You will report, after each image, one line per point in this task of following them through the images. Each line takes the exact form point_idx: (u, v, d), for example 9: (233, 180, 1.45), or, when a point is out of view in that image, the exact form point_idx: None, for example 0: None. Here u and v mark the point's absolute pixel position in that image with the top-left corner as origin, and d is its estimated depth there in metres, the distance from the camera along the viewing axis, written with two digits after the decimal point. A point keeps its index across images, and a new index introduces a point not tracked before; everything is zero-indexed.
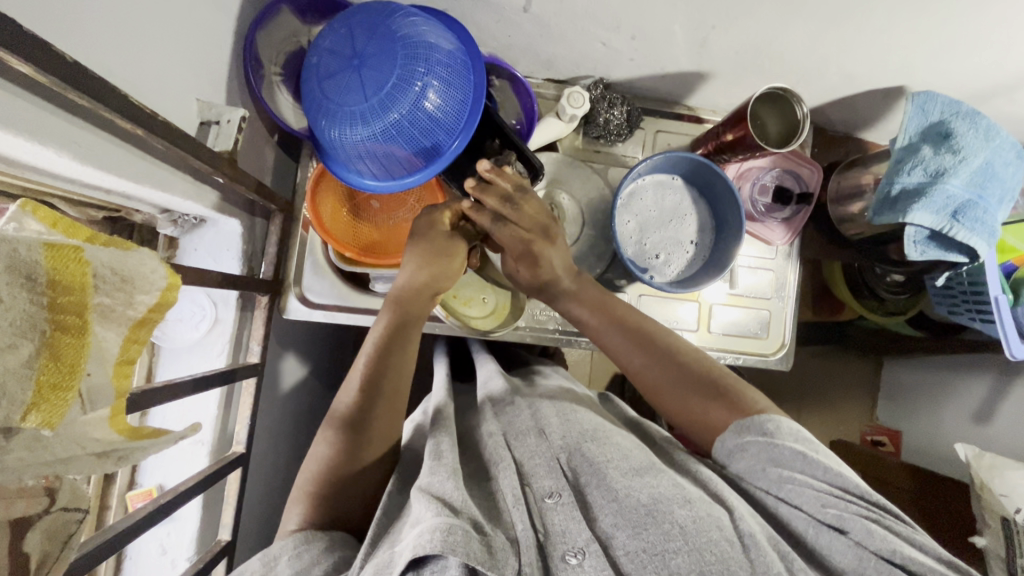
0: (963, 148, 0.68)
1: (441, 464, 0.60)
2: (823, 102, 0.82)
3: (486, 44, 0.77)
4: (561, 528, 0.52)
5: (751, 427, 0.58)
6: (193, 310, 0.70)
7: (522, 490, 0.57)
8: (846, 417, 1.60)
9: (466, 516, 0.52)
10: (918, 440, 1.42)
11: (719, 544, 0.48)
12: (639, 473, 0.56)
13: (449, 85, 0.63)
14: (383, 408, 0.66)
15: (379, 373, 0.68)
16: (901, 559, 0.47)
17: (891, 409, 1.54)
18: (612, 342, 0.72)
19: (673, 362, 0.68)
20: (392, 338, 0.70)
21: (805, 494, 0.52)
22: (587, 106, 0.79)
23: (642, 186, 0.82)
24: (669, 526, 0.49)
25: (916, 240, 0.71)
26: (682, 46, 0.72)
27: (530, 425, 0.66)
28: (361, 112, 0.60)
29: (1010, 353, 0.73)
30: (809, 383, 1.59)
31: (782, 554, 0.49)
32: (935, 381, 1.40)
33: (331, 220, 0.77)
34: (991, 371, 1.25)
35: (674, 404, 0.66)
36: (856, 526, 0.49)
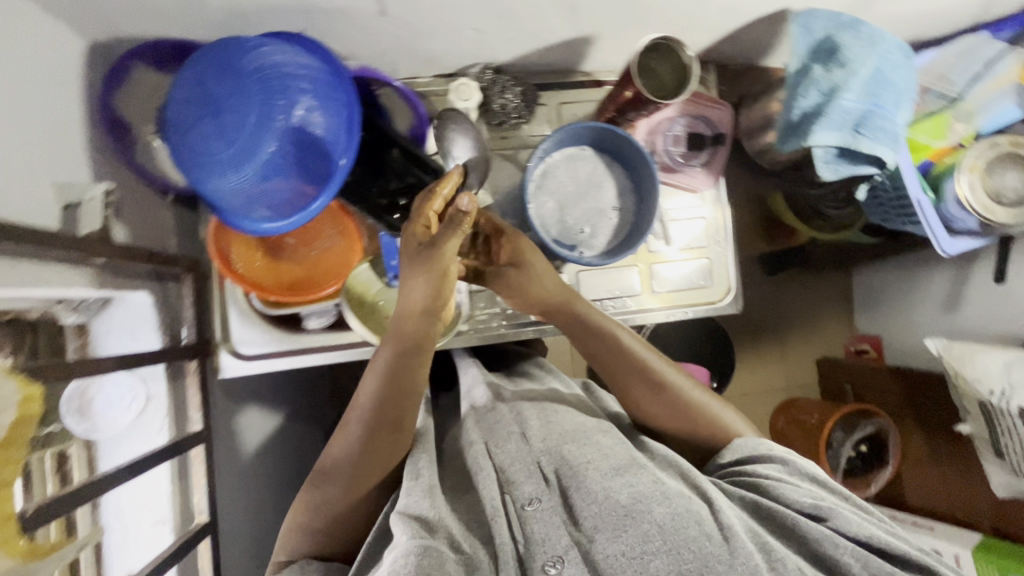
0: (850, 60, 0.67)
1: (416, 483, 0.60)
2: (714, 39, 0.80)
3: (360, 54, 0.74)
4: (541, 536, 0.53)
5: (747, 449, 0.65)
6: (120, 393, 0.66)
7: (502, 498, 0.58)
8: (827, 334, 1.62)
9: (443, 534, 0.53)
10: (899, 342, 1.44)
11: (697, 541, 0.50)
12: (620, 471, 0.58)
13: (321, 109, 0.61)
14: (385, 427, 0.64)
15: (380, 407, 0.64)
16: (872, 543, 0.54)
17: (868, 316, 1.56)
18: (626, 379, 0.71)
19: (681, 401, 0.70)
20: (393, 379, 0.64)
21: (787, 489, 0.58)
22: (478, 95, 0.76)
23: (554, 164, 0.80)
24: (647, 526, 0.51)
25: (827, 160, 0.70)
26: (554, 14, 0.69)
27: (511, 429, 0.65)
28: (230, 159, 0.58)
29: (942, 251, 0.75)
30: (786, 311, 1.60)
31: (762, 546, 0.52)
32: (902, 281, 1.41)
33: (247, 267, 0.75)
34: (951, 262, 1.26)
35: (677, 430, 0.70)
36: (835, 515, 0.55)
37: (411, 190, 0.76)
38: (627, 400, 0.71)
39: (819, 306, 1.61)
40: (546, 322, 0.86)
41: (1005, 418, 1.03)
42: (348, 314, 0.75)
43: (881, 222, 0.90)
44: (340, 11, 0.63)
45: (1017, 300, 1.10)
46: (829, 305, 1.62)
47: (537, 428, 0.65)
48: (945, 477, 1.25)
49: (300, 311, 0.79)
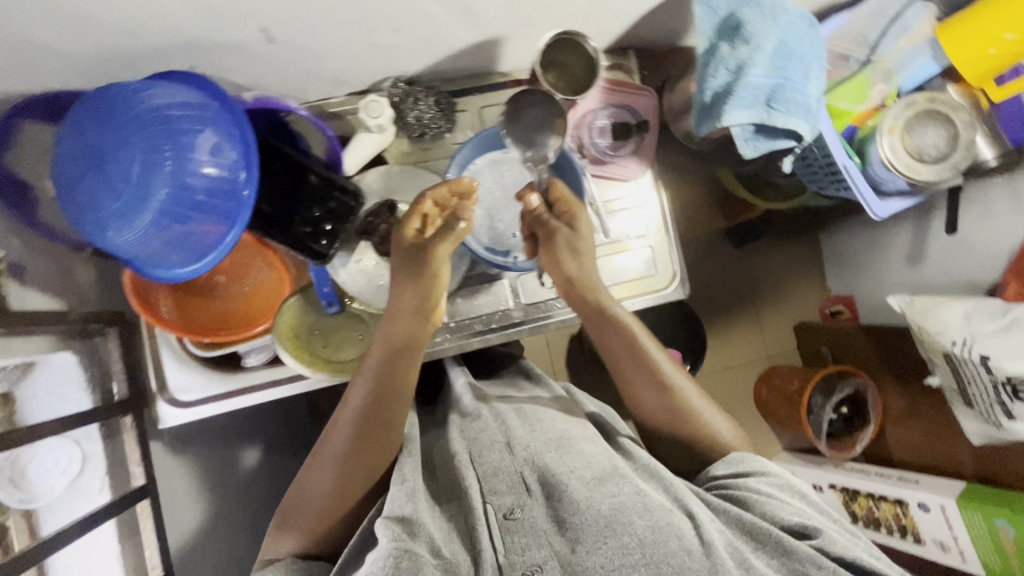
0: (753, 35, 0.66)
1: (401, 488, 0.61)
2: (626, 26, 0.79)
3: (262, 83, 0.72)
4: (521, 546, 0.55)
5: (739, 464, 0.67)
6: (55, 456, 0.64)
7: (483, 508, 0.58)
8: (801, 298, 1.61)
9: (424, 538, 0.55)
10: (871, 300, 1.42)
11: (676, 555, 0.52)
12: (601, 482, 0.59)
13: (215, 147, 0.60)
14: (374, 430, 0.66)
15: (376, 408, 0.66)
16: (857, 565, 0.53)
17: (840, 277, 1.54)
18: (636, 378, 0.73)
19: (678, 409, 0.72)
20: (382, 386, 0.67)
21: (775, 507, 0.59)
22: (389, 111, 0.74)
23: (478, 171, 0.78)
24: (627, 539, 0.53)
25: (746, 138, 0.69)
26: (452, 21, 0.68)
27: (495, 439, 0.66)
28: (121, 210, 0.56)
29: (873, 214, 0.75)
30: (759, 280, 1.58)
31: (740, 563, 0.53)
32: (868, 239, 1.39)
33: (177, 312, 0.74)
34: (910, 216, 1.25)
35: (674, 431, 0.73)
36: (820, 534, 0.56)
37: (334, 214, 0.74)
38: (634, 394, 0.74)
39: (792, 271, 1.59)
40: (490, 330, 0.84)
41: (966, 368, 1.02)
42: (280, 351, 0.74)
43: (817, 191, 0.89)
44: (224, 44, 0.61)
45: (977, 248, 1.10)
46: (800, 270, 1.60)
47: (521, 435, 0.66)
48: (926, 429, 1.22)
49: (238, 349, 0.77)
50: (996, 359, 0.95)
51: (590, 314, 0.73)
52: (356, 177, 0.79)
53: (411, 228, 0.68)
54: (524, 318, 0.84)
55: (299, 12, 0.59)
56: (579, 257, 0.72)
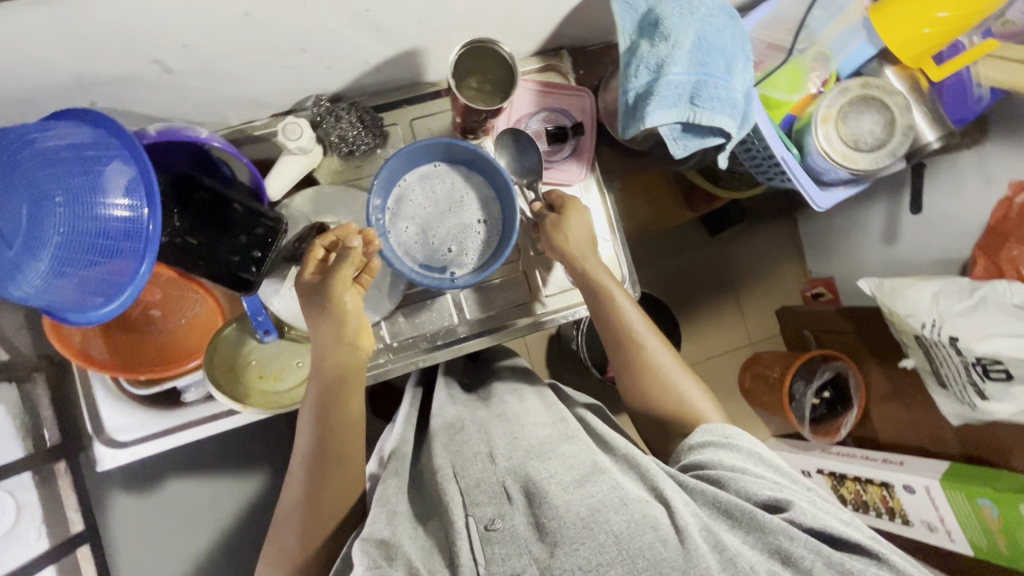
0: (671, 32, 0.63)
1: (382, 510, 0.58)
2: (551, 26, 0.76)
3: (176, 113, 0.70)
4: (501, 556, 0.51)
5: (714, 431, 0.63)
6: None
7: (465, 520, 0.54)
8: (781, 282, 1.53)
9: (402, 561, 0.50)
10: (850, 281, 1.37)
11: (652, 547, 0.48)
12: (580, 482, 0.55)
13: (120, 188, 0.59)
14: (329, 466, 0.64)
15: (322, 440, 0.65)
16: (826, 533, 0.52)
17: (818, 259, 1.47)
18: (610, 334, 0.73)
19: (653, 370, 0.70)
20: (321, 411, 0.66)
21: (747, 482, 0.55)
22: (309, 131, 0.73)
23: (408, 186, 0.77)
24: (605, 536, 0.49)
25: (675, 137, 0.66)
26: (360, 36, 0.65)
27: (479, 449, 0.63)
28: (17, 259, 0.53)
29: (816, 207, 0.72)
30: (737, 266, 1.51)
31: (716, 548, 0.49)
32: (840, 220, 1.35)
33: (110, 351, 0.73)
34: (882, 194, 1.20)
35: (648, 401, 0.70)
36: (791, 506, 0.53)
37: (261, 242, 0.72)
38: (614, 353, 0.73)
39: (772, 255, 1.52)
40: (436, 348, 0.81)
41: (938, 350, 0.98)
42: (213, 388, 0.72)
43: (765, 180, 0.86)
44: (119, 79, 0.59)
45: (952, 225, 1.05)
46: (782, 253, 1.52)
47: (504, 445, 0.63)
48: (909, 409, 1.17)
49: (176, 384, 0.76)
50: (965, 340, 0.91)
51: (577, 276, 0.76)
52: (284, 202, 0.78)
53: (311, 262, 0.68)
54: (470, 333, 0.83)
55: (190, 42, 0.56)
56: (566, 238, 0.75)
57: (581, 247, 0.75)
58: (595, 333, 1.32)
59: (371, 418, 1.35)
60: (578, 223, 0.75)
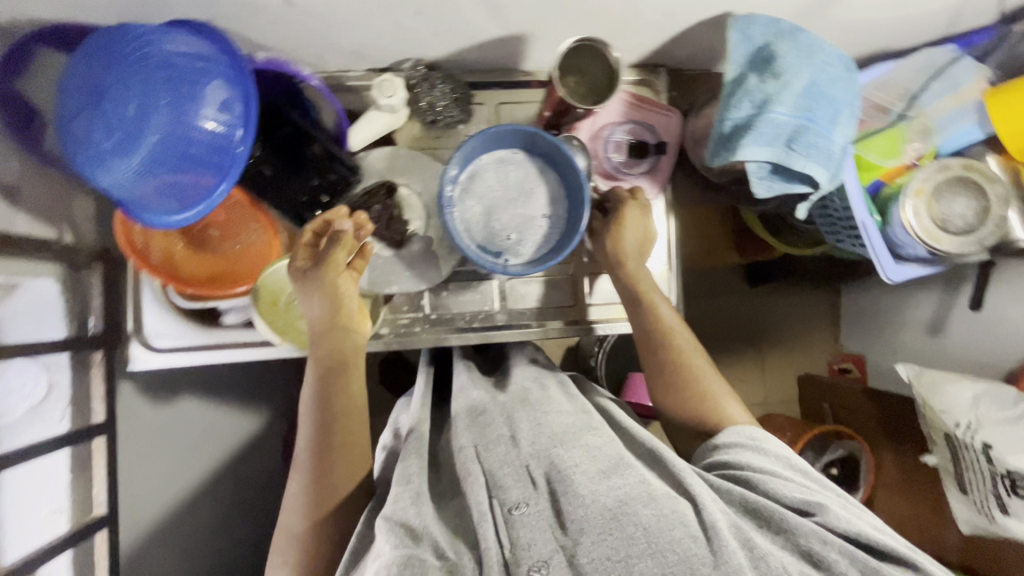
0: (784, 71, 0.63)
1: (405, 489, 0.59)
2: (659, 42, 0.77)
3: (279, 45, 0.71)
4: (526, 541, 0.51)
5: (739, 434, 0.65)
6: (24, 379, 0.65)
7: (488, 503, 0.56)
8: (810, 349, 1.50)
9: (429, 541, 0.52)
10: (882, 363, 1.32)
11: (682, 543, 0.48)
12: (607, 474, 0.56)
13: (213, 102, 0.60)
14: (337, 449, 0.66)
15: (328, 422, 0.67)
16: (859, 539, 0.53)
17: (854, 334, 1.44)
18: (644, 334, 0.74)
19: (682, 381, 0.71)
20: (325, 390, 0.68)
21: (776, 484, 0.57)
22: (402, 91, 0.74)
23: (482, 167, 0.77)
24: (633, 529, 0.49)
25: (760, 176, 0.65)
26: (475, 12, 0.66)
27: (503, 433, 0.64)
28: (114, 148, 0.57)
29: (885, 278, 0.71)
30: (770, 323, 1.48)
31: (745, 544, 0.50)
32: (885, 301, 1.31)
33: (164, 259, 0.74)
34: (937, 284, 1.16)
35: (673, 403, 0.71)
36: (821, 509, 0.54)
37: (333, 187, 0.75)
38: (646, 353, 0.75)
39: (807, 319, 1.48)
40: (471, 329, 0.82)
41: (969, 455, 0.94)
42: (256, 318, 0.75)
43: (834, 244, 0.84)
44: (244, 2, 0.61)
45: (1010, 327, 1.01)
46: (816, 320, 1.49)
47: (528, 430, 0.63)
48: (913, 504, 1.13)
49: (218, 305, 0.78)
50: (999, 450, 0.88)
51: (620, 284, 0.77)
52: (361, 154, 0.78)
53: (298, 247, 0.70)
54: (507, 322, 0.83)
55: None
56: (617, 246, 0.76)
57: (625, 253, 0.76)
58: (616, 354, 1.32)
59: (377, 383, 1.36)
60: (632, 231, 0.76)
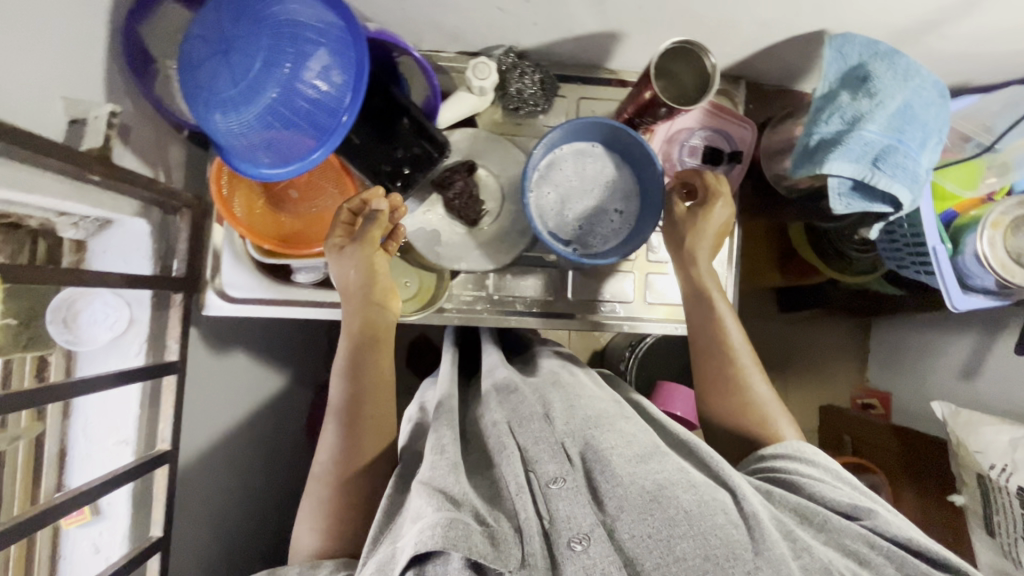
0: (879, 91, 0.64)
1: (441, 458, 0.59)
2: (747, 53, 0.78)
3: (385, 19, 0.74)
4: (565, 513, 0.51)
5: (789, 446, 0.66)
6: (106, 311, 0.70)
7: (526, 476, 0.56)
8: (836, 380, 1.49)
9: (468, 508, 0.52)
10: (910, 401, 1.31)
11: (724, 528, 0.48)
12: (644, 459, 0.55)
13: (326, 63, 0.61)
14: (366, 423, 0.69)
15: (358, 392, 0.70)
16: (910, 545, 0.53)
17: (882, 370, 1.43)
18: (702, 334, 0.75)
19: (737, 388, 0.72)
20: (356, 361, 0.71)
21: (822, 488, 0.58)
22: (495, 76, 0.76)
23: (561, 157, 0.79)
24: (674, 511, 0.49)
25: (841, 193, 0.66)
26: (580, 4, 0.69)
27: (535, 409, 0.63)
28: (233, 98, 0.59)
29: (952, 307, 0.72)
30: (798, 349, 1.48)
31: (788, 536, 0.51)
32: (919, 339, 1.30)
33: (247, 213, 0.77)
34: (975, 327, 1.15)
35: (723, 409, 0.72)
36: (869, 513, 0.55)
37: (417, 160, 0.76)
38: (700, 355, 0.75)
39: (836, 349, 1.48)
40: (531, 313, 0.83)
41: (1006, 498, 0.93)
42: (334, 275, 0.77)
43: (894, 268, 0.85)
44: None
45: None
46: (844, 351, 1.48)
47: (561, 409, 0.63)
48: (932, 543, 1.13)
49: (291, 263, 0.79)
50: None
51: (685, 283, 0.78)
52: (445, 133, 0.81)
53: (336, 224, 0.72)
54: (567, 312, 0.84)
55: None
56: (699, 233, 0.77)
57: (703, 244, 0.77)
58: (646, 362, 1.32)
59: (404, 365, 1.37)
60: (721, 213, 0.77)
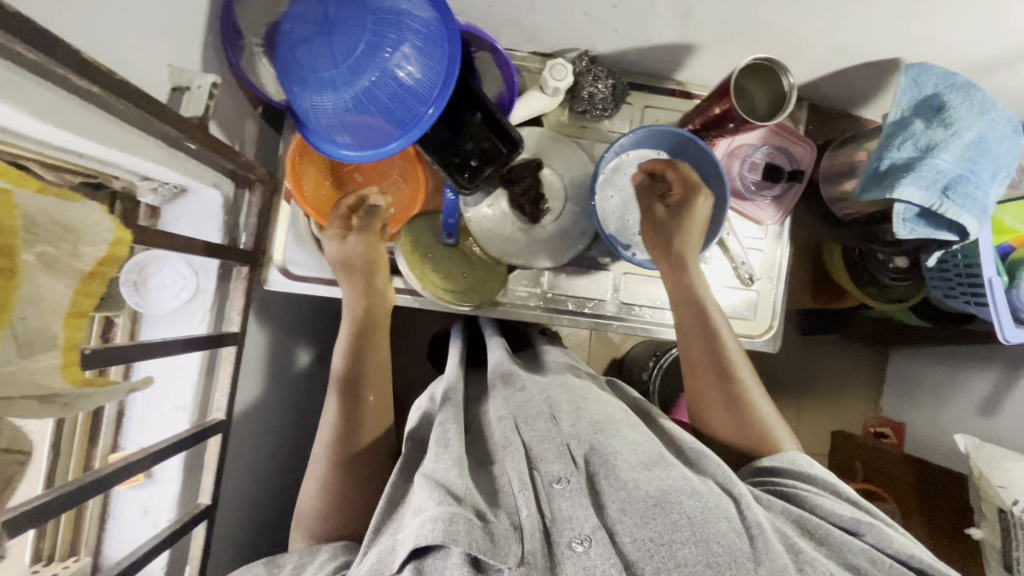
0: (955, 121, 0.66)
1: (445, 453, 0.55)
2: (817, 76, 0.80)
3: (469, 15, 0.76)
4: (568, 514, 0.48)
5: (783, 459, 0.61)
6: (174, 278, 0.71)
7: (530, 474, 0.52)
8: (848, 407, 1.49)
9: (469, 503, 0.48)
10: (925, 433, 1.30)
11: (726, 536, 0.45)
12: (649, 466, 0.52)
13: (423, 53, 0.62)
14: (371, 402, 0.69)
15: (358, 370, 0.71)
16: (913, 563, 0.49)
17: (896, 401, 1.43)
18: (692, 342, 0.72)
19: (737, 398, 0.68)
20: (356, 342, 0.73)
21: (824, 502, 0.54)
22: (570, 78, 0.77)
23: (626, 162, 0.81)
24: (678, 516, 0.46)
25: (905, 218, 0.68)
26: (665, 14, 0.70)
27: (540, 408, 0.59)
28: (331, 79, 0.60)
29: (1003, 338, 0.71)
30: (814, 373, 1.48)
31: (791, 548, 0.47)
32: (938, 372, 1.30)
33: (314, 192, 0.78)
34: (996, 364, 1.15)
35: (726, 423, 0.68)
36: (871, 529, 0.51)
37: (485, 154, 0.75)
38: (690, 367, 0.72)
39: (850, 376, 1.48)
40: (581, 314, 0.85)
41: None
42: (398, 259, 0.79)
43: (940, 297, 0.86)
44: None
45: None
46: (859, 378, 1.48)
47: (567, 411, 0.58)
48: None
49: None
50: None
51: (678, 289, 0.74)
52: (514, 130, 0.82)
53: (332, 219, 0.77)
54: (616, 314, 0.85)
55: None
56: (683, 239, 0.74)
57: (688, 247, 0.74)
58: (668, 375, 1.32)
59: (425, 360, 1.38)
60: (703, 212, 0.73)
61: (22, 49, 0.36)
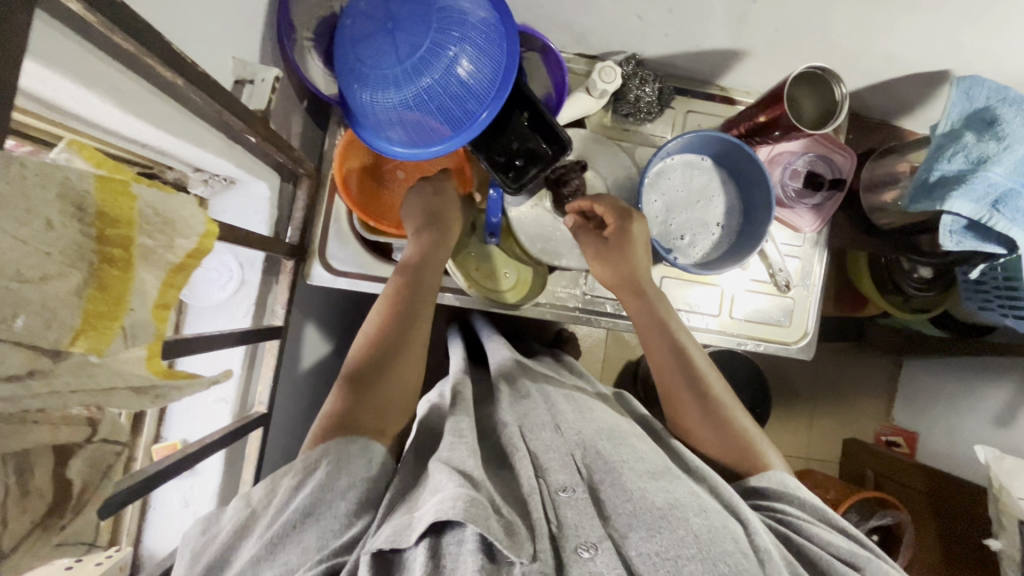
0: (1009, 135, 0.65)
1: (461, 441, 0.55)
2: (863, 85, 0.80)
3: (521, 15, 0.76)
4: (573, 522, 0.47)
5: (771, 479, 0.60)
6: (219, 270, 0.71)
7: (533, 482, 0.52)
8: (859, 415, 1.49)
9: (486, 492, 0.48)
10: (936, 444, 1.29)
11: (733, 556, 0.43)
12: (655, 476, 0.51)
13: (483, 52, 0.62)
14: (410, 351, 0.65)
15: (407, 322, 0.66)
16: None
17: (908, 410, 1.42)
18: (664, 363, 0.71)
19: (720, 417, 0.66)
20: (410, 299, 0.68)
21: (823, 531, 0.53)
22: (619, 81, 0.78)
23: (670, 166, 0.81)
24: (683, 533, 0.45)
25: (952, 230, 0.69)
26: (719, 20, 0.70)
27: (546, 418, 0.60)
28: (393, 75, 0.60)
29: None
30: (828, 381, 1.48)
31: None
32: (953, 382, 1.29)
33: (358, 187, 0.78)
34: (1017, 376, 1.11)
35: (716, 444, 0.65)
36: (871, 564, 0.49)
37: (530, 154, 0.74)
38: (669, 395, 0.70)
39: (863, 385, 1.48)
40: (619, 316, 0.85)
41: None
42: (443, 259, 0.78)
43: (976, 310, 0.87)
44: None
45: None
46: (872, 387, 1.48)
47: (574, 420, 0.59)
48: None
49: (392, 242, 0.81)
50: None
51: (641, 312, 0.74)
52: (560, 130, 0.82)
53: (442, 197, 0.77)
54: None
55: None
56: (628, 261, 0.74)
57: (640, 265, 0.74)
58: None
59: None
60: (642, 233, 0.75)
61: (118, 38, 0.36)
